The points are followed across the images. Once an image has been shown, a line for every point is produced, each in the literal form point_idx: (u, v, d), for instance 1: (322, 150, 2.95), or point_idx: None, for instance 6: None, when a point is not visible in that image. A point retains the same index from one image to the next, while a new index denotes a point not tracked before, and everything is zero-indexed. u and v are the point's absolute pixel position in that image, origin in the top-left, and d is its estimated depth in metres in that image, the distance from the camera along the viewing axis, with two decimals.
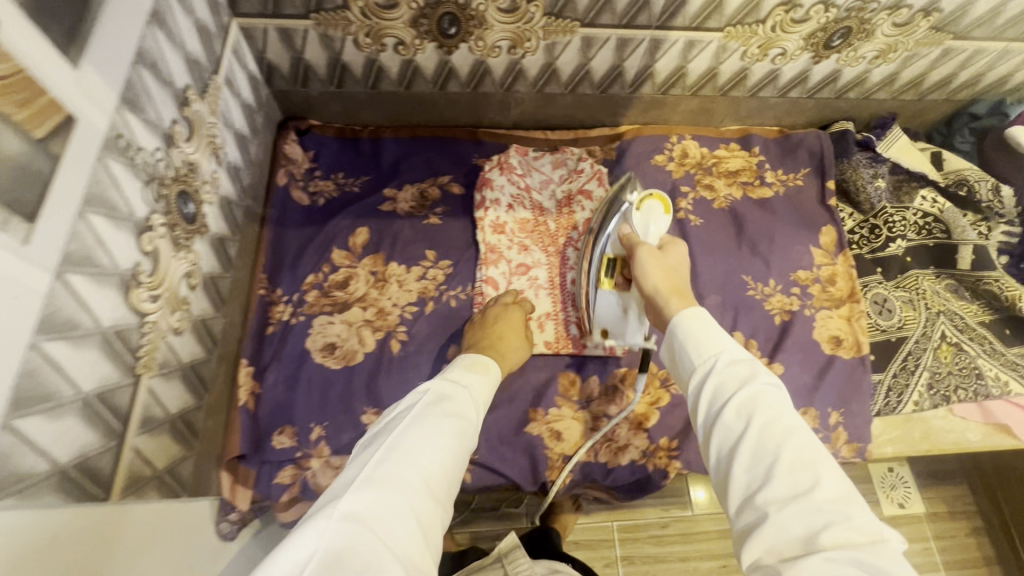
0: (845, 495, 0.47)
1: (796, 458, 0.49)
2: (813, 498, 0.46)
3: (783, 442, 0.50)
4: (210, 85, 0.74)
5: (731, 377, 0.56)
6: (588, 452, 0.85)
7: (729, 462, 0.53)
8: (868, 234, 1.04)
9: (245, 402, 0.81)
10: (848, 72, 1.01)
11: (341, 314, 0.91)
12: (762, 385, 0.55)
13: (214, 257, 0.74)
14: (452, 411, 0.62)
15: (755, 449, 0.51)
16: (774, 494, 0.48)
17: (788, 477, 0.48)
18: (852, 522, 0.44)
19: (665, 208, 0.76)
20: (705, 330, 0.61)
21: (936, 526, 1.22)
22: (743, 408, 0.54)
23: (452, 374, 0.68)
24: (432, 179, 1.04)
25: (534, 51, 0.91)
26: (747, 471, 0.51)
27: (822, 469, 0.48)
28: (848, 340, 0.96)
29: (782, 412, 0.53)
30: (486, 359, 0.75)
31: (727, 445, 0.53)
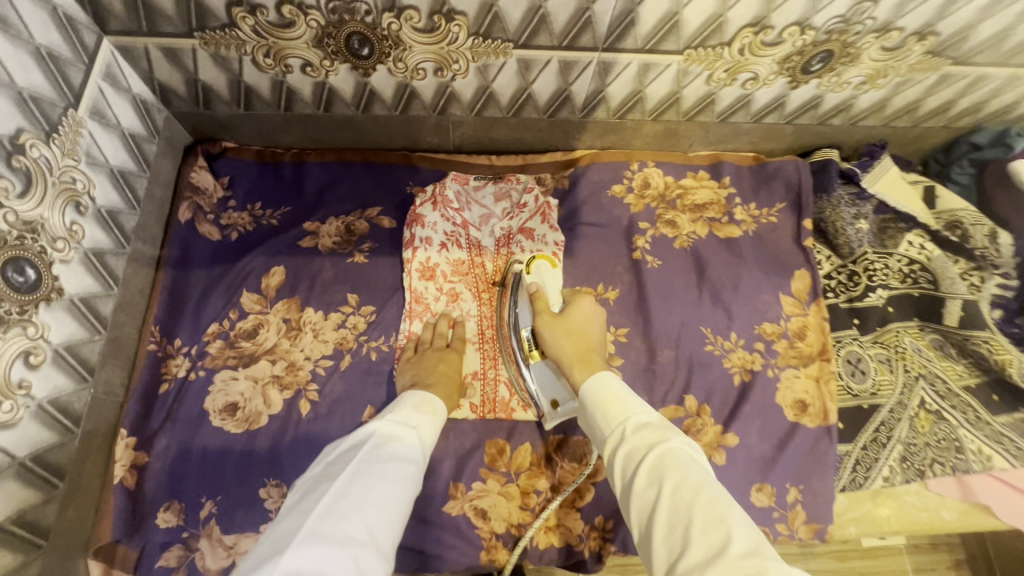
0: (758, 544, 0.45)
1: (707, 515, 0.48)
2: (727, 556, 0.44)
3: (693, 498, 0.50)
4: (63, 123, 0.62)
5: (639, 440, 0.58)
6: (519, 531, 0.77)
7: (649, 529, 0.52)
8: (846, 280, 0.93)
9: (122, 478, 0.74)
10: (832, 98, 0.88)
11: (245, 369, 0.82)
12: (670, 442, 0.56)
13: (73, 323, 0.64)
14: (399, 456, 0.60)
15: (670, 508, 0.51)
16: (691, 559, 0.46)
17: (703, 538, 0.47)
18: (766, 569, 0.43)
19: (554, 263, 0.88)
20: (614, 395, 0.65)
21: (916, 558, 1.08)
22: (655, 471, 0.54)
23: (401, 414, 0.66)
24: (360, 211, 0.93)
25: (464, 73, 0.79)
26: (665, 535, 0.50)
27: (732, 523, 0.47)
28: (814, 406, 0.85)
29: (692, 470, 0.53)
30: (435, 397, 0.72)
31: (648, 515, 0.52)
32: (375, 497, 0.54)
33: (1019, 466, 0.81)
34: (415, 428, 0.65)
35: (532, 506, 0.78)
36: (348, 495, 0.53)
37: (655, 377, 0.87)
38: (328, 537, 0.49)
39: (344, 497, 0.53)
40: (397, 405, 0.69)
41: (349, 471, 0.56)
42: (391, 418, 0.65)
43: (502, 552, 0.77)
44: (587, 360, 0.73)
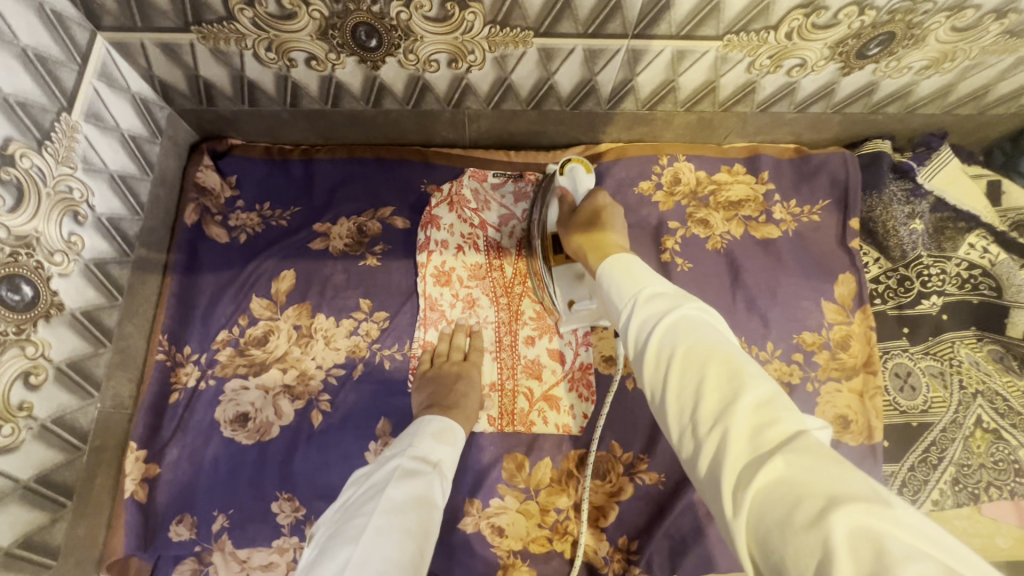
0: (782, 400, 0.35)
1: (725, 376, 0.37)
2: (740, 412, 0.34)
3: (709, 357, 0.38)
4: (55, 129, 0.59)
5: (649, 309, 0.45)
6: (538, 550, 0.73)
7: (656, 389, 0.41)
8: (896, 286, 0.85)
9: (133, 492, 0.71)
10: (888, 84, 0.79)
11: (256, 378, 0.79)
12: (685, 306, 0.44)
13: (75, 339, 0.62)
14: (421, 498, 0.57)
15: (682, 370, 0.39)
16: (702, 421, 0.36)
17: (716, 391, 0.37)
18: (787, 418, 0.33)
19: (589, 167, 0.77)
20: (626, 268, 0.53)
21: None
22: (665, 331, 0.43)
23: (421, 449, 0.62)
24: (372, 211, 0.89)
25: (480, 65, 0.73)
26: (674, 395, 0.39)
27: (753, 378, 0.36)
28: (857, 422, 0.80)
29: (710, 337, 0.40)
30: (453, 423, 0.69)
31: (656, 384, 0.41)
32: (398, 553, 0.50)
33: None
34: (434, 463, 0.62)
35: (552, 525, 0.75)
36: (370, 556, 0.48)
37: None
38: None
39: (366, 557, 0.48)
40: (413, 434, 0.65)
41: (369, 526, 0.51)
42: (409, 455, 0.61)
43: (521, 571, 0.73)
44: (602, 248, 0.62)
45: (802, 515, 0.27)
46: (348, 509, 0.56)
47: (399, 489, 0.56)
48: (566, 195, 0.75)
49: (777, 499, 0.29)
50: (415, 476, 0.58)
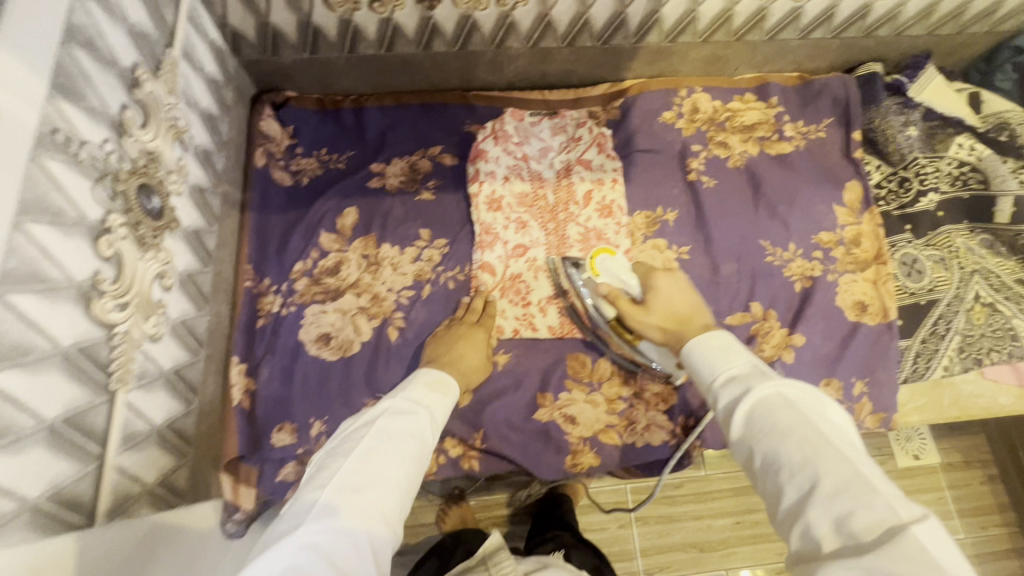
0: (857, 482, 0.41)
1: (802, 463, 0.44)
2: (820, 501, 0.41)
3: (785, 446, 0.45)
4: (165, 62, 0.65)
5: (727, 393, 0.53)
6: (606, 431, 0.82)
7: (751, 473, 0.49)
8: (896, 188, 0.95)
9: (240, 401, 0.79)
10: (880, 6, 0.90)
11: (333, 302, 0.86)
12: (762, 389, 0.50)
13: (189, 253, 0.69)
14: (412, 431, 0.56)
15: (764, 459, 0.47)
16: (789, 506, 0.43)
17: (796, 480, 0.43)
18: (863, 506, 0.39)
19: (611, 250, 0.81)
20: (705, 343, 0.59)
21: (950, 476, 1.14)
22: (746, 419, 0.49)
23: (414, 392, 0.61)
24: (422, 151, 0.96)
25: (526, 1, 0.81)
26: (763, 479, 0.47)
27: (830, 463, 0.42)
28: (874, 305, 0.89)
29: (788, 422, 0.46)
30: (445, 375, 0.67)
31: (748, 465, 0.49)
32: (388, 472, 0.51)
33: None
34: (426, 406, 0.61)
35: (618, 411, 0.83)
36: (360, 471, 0.50)
37: (720, 289, 0.91)
38: (342, 511, 0.47)
39: (356, 473, 0.50)
40: (408, 382, 0.64)
41: (362, 449, 0.52)
42: (402, 397, 0.59)
43: (596, 454, 0.82)
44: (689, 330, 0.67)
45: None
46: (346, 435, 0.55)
47: (393, 421, 0.55)
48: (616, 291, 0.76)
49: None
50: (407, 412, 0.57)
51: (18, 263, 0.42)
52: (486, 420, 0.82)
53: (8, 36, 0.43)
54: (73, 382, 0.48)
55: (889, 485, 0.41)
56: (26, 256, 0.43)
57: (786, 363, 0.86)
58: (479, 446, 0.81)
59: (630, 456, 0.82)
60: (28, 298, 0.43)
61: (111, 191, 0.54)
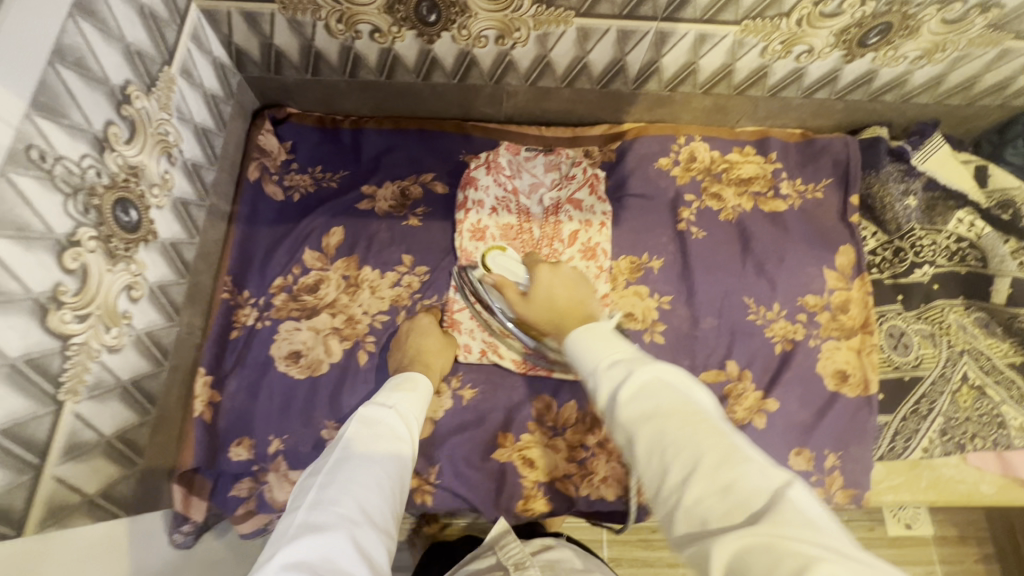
0: (734, 452, 0.39)
1: (681, 439, 0.41)
2: (703, 473, 0.39)
3: (669, 422, 0.42)
4: (160, 79, 0.67)
5: (607, 376, 0.49)
6: (565, 479, 0.81)
7: (629, 456, 0.45)
8: (891, 257, 0.93)
9: (201, 413, 0.79)
10: (886, 73, 0.89)
11: (308, 320, 0.87)
12: (638, 369, 0.47)
13: (164, 265, 0.70)
14: (381, 432, 0.57)
15: (646, 438, 0.43)
16: (671, 486, 0.40)
17: (677, 461, 0.40)
18: (742, 474, 0.38)
19: (502, 246, 0.86)
20: (590, 331, 0.56)
21: (943, 550, 1.10)
22: (637, 396, 0.46)
23: (378, 397, 0.63)
24: (415, 177, 0.97)
25: (524, 42, 0.82)
26: (643, 461, 0.43)
27: (710, 438, 0.40)
28: (855, 376, 0.87)
29: (672, 403, 0.44)
30: (413, 374, 0.71)
31: (626, 446, 0.45)
32: (367, 477, 0.51)
33: None
34: (394, 405, 0.62)
35: (579, 459, 0.82)
36: (334, 480, 0.50)
37: (697, 342, 0.89)
38: (322, 522, 0.45)
39: (329, 484, 0.49)
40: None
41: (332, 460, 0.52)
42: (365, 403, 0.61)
43: (550, 500, 0.80)
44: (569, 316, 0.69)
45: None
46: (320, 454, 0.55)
47: (359, 428, 0.57)
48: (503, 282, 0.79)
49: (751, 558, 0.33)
50: (376, 417, 0.59)
51: None
52: (445, 456, 0.81)
53: None
54: (18, 392, 0.49)
55: (759, 454, 0.40)
56: None
57: (757, 427, 0.84)
58: (432, 482, 0.80)
59: (589, 505, 0.80)
60: None
61: (84, 206, 0.56)
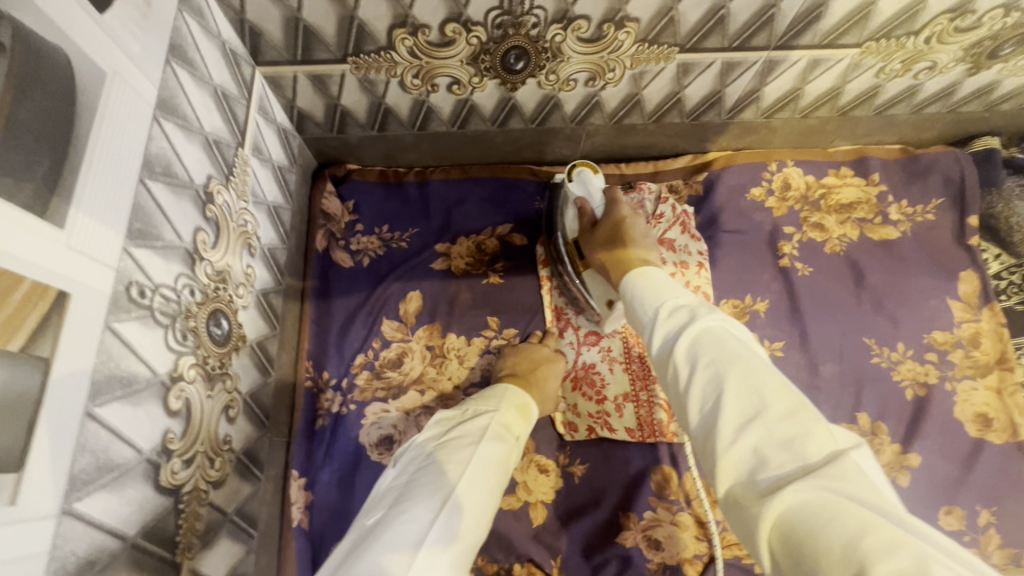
0: (803, 408, 0.36)
1: (740, 381, 0.39)
2: (765, 423, 0.36)
3: (729, 367, 0.40)
4: (236, 165, 0.60)
5: (673, 323, 0.48)
6: (698, 562, 0.73)
7: (681, 404, 0.43)
8: (1021, 281, 0.86)
9: (300, 520, 0.73)
10: (1010, 83, 0.80)
11: (396, 400, 0.79)
12: (703, 319, 0.45)
13: (254, 369, 0.63)
14: (502, 462, 0.55)
15: (704, 384, 0.41)
16: (727, 423, 0.37)
17: (733, 406, 0.38)
18: (808, 431, 0.34)
19: (596, 169, 0.79)
20: (652, 283, 0.55)
21: None
22: (689, 348, 0.44)
23: (507, 417, 0.60)
24: (490, 229, 0.90)
25: (617, 82, 0.74)
26: (698, 409, 0.41)
27: (771, 388, 0.38)
28: (999, 420, 0.79)
29: (731, 348, 0.42)
30: (530, 399, 0.66)
31: (682, 392, 0.43)
32: (479, 513, 0.49)
33: None
34: (516, 437, 0.59)
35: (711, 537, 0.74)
36: (463, 511, 0.48)
37: (820, 393, 0.81)
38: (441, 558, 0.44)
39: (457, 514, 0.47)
40: (498, 398, 0.62)
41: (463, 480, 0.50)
42: (498, 420, 0.58)
43: None
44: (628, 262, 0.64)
45: (832, 533, 0.28)
46: (440, 445, 0.54)
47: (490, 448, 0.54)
48: (585, 205, 0.75)
49: (807, 512, 0.30)
50: (502, 441, 0.56)
51: (87, 460, 0.37)
52: (563, 543, 0.74)
53: (86, 197, 0.37)
54: (140, 573, 0.42)
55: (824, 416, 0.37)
56: (94, 449, 0.37)
57: (900, 486, 0.76)
58: None
59: None
60: (96, 499, 0.38)
61: (183, 333, 0.48)
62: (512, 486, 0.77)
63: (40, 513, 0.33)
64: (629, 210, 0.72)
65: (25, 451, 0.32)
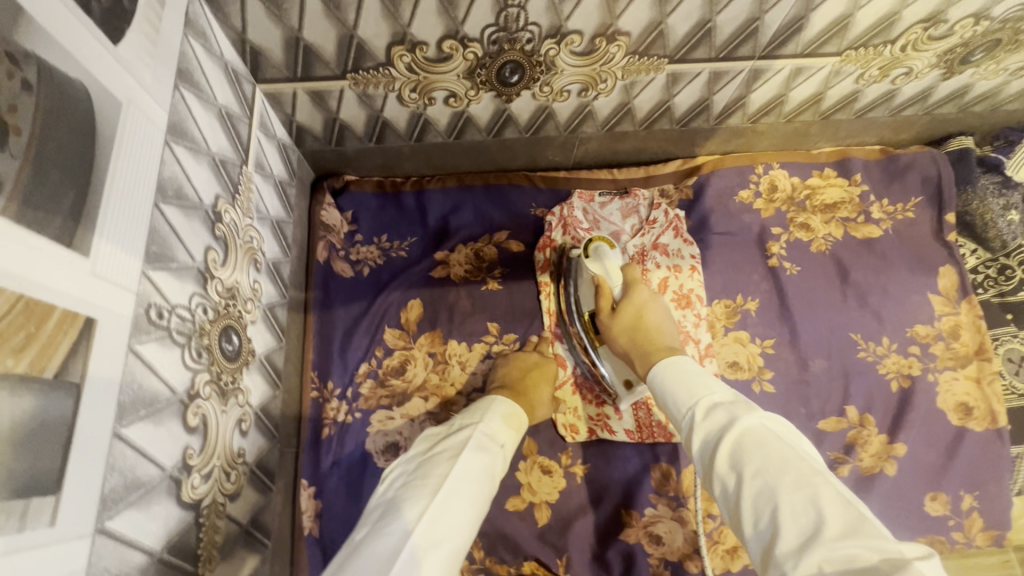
0: (860, 520, 0.40)
1: (791, 495, 0.44)
2: (822, 536, 0.40)
3: (778, 480, 0.45)
4: (241, 183, 0.61)
5: (711, 424, 0.54)
6: (698, 556, 0.76)
7: (738, 517, 0.48)
8: (996, 275, 0.90)
9: (310, 528, 0.74)
10: (982, 85, 0.84)
11: (400, 407, 0.81)
12: (743, 422, 0.51)
13: (263, 383, 0.64)
14: (486, 471, 0.58)
15: (756, 494, 0.46)
16: (789, 543, 0.41)
17: (792, 523, 0.42)
18: (868, 545, 0.37)
19: (612, 244, 0.79)
20: (682, 374, 0.62)
21: None
22: (733, 453, 0.50)
23: (492, 427, 0.63)
24: (488, 237, 0.92)
25: (608, 92, 0.76)
26: (755, 523, 0.45)
27: (824, 504, 0.42)
28: (979, 408, 0.83)
29: (773, 457, 0.47)
30: (518, 408, 0.70)
31: (737, 504, 0.48)
32: (465, 519, 0.53)
33: None
34: (501, 445, 0.62)
35: (709, 530, 0.77)
36: (443, 520, 0.51)
37: (810, 388, 0.85)
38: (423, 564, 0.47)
39: (437, 522, 0.50)
40: (483, 409, 0.65)
41: (445, 489, 0.53)
42: (483, 430, 0.61)
43: None
44: (654, 352, 0.68)
45: None
46: (424, 461, 0.57)
47: (475, 458, 0.57)
48: (602, 284, 0.76)
49: None
50: (486, 450, 0.59)
51: (116, 479, 0.38)
52: (569, 542, 0.76)
53: (107, 223, 0.38)
54: None
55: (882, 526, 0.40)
56: (122, 468, 0.39)
57: (887, 475, 0.80)
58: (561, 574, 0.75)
59: None
60: (126, 516, 0.39)
61: (198, 350, 0.50)
62: (516, 487, 0.79)
63: (77, 532, 0.34)
64: (648, 292, 0.75)
65: (62, 472, 0.33)
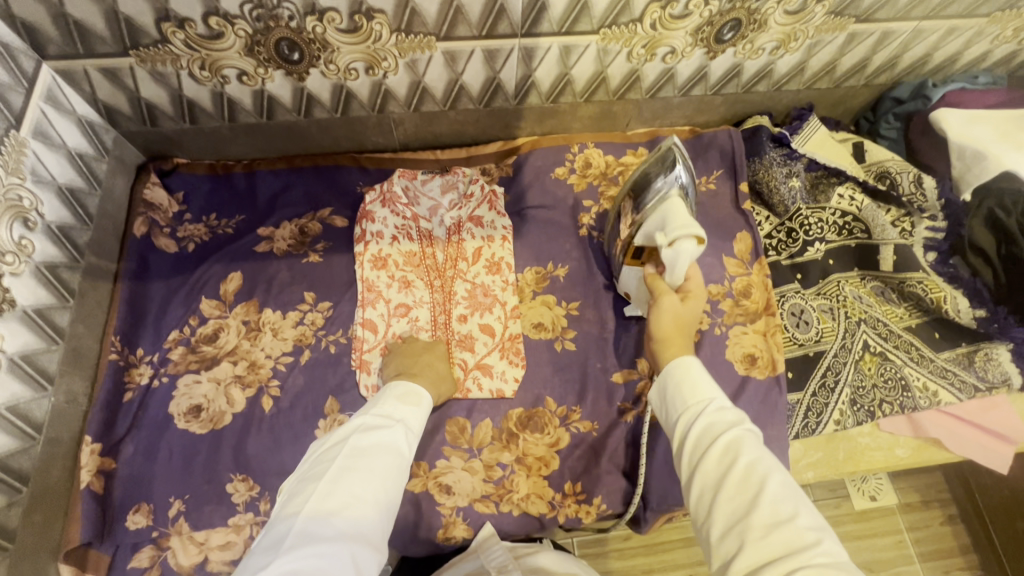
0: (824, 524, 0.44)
1: (778, 490, 0.46)
2: (793, 527, 0.43)
3: (766, 478, 0.47)
4: (4, 144, 0.66)
5: (718, 418, 0.53)
6: (484, 502, 0.79)
7: (705, 488, 0.50)
8: (784, 238, 0.96)
9: (90, 483, 0.75)
10: (751, 65, 0.93)
11: (208, 371, 0.83)
12: (745, 429, 0.51)
13: (27, 333, 0.71)
14: (388, 448, 0.58)
15: (736, 484, 0.47)
16: (755, 525, 0.44)
17: (768, 510, 0.45)
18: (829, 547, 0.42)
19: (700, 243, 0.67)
20: (691, 369, 0.58)
21: (910, 517, 1.13)
22: (727, 449, 0.50)
23: (384, 407, 0.63)
24: (312, 213, 0.95)
25: (394, 70, 0.83)
26: (729, 504, 0.47)
27: (804, 506, 0.45)
28: (763, 358, 0.87)
29: (769, 458, 0.49)
30: (418, 387, 0.69)
31: (710, 482, 0.49)
32: (362, 491, 0.53)
33: (965, 398, 0.85)
34: (399, 420, 0.62)
35: (496, 478, 0.81)
36: (336, 492, 0.52)
37: (609, 343, 0.89)
38: (317, 537, 0.48)
39: (333, 495, 0.52)
40: (379, 397, 0.66)
41: (336, 468, 0.54)
42: (374, 413, 0.62)
43: (469, 525, 0.78)
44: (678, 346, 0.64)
45: None
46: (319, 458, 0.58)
47: (366, 438, 0.58)
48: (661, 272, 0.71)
49: None
50: (379, 427, 0.60)
51: None
52: None
53: None
54: None
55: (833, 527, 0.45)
56: None
57: None
58: None
59: (512, 524, 0.79)
60: None
61: None
62: None
63: None
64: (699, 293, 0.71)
65: None
